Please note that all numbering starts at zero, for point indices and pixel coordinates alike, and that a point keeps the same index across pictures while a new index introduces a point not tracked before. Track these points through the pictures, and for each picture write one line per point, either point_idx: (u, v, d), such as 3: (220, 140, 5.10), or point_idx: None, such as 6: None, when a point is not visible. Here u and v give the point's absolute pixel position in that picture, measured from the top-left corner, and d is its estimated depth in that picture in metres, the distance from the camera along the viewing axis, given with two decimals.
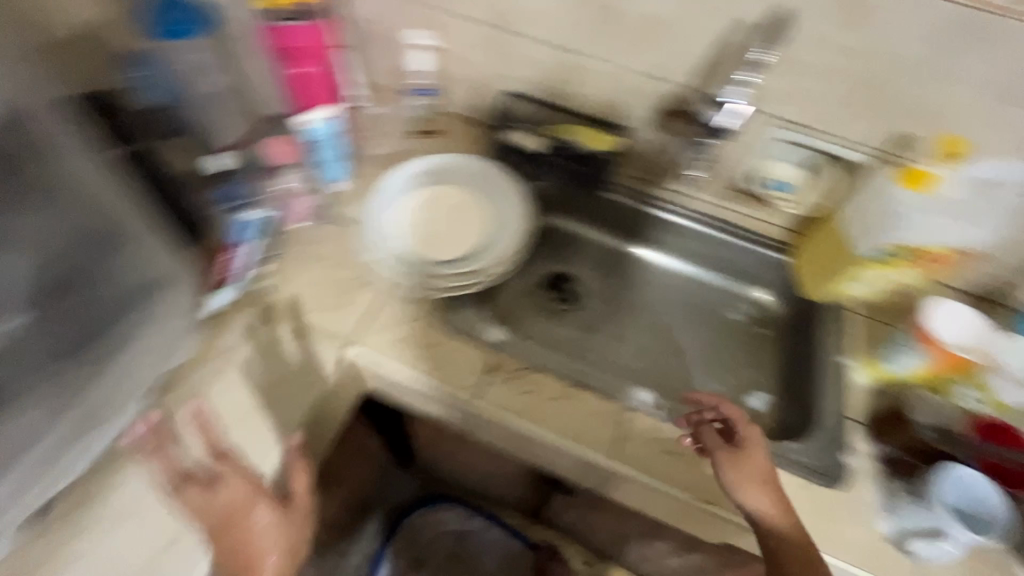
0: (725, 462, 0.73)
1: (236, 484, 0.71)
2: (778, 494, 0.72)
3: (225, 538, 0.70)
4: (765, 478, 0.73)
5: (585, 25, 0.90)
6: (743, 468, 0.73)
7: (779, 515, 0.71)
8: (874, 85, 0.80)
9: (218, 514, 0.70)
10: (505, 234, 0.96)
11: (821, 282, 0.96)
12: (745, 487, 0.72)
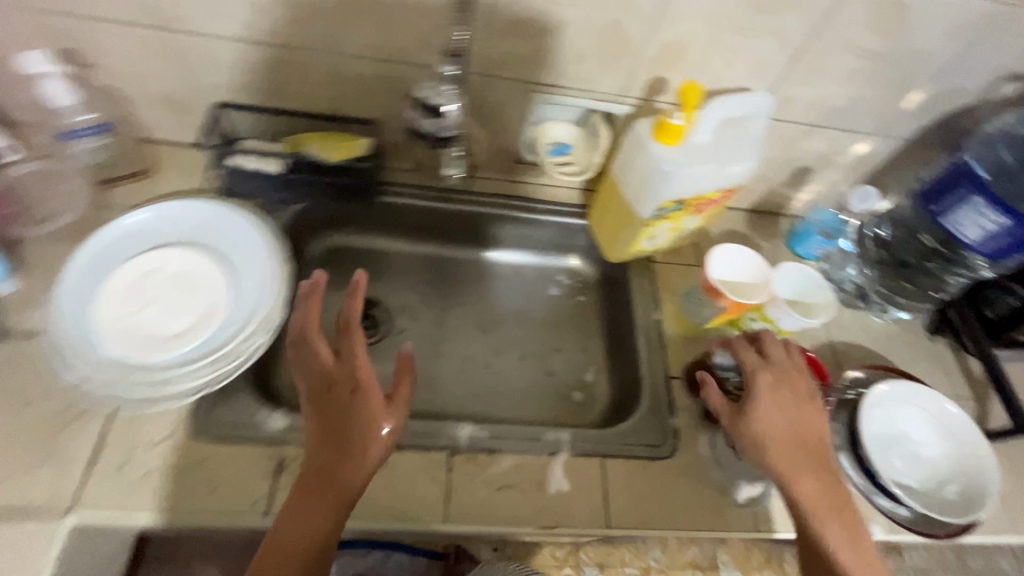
0: (754, 414, 0.67)
1: (348, 385, 0.64)
2: (785, 446, 0.66)
3: (316, 469, 0.61)
4: (784, 437, 0.66)
5: (270, 10, 0.71)
6: (779, 429, 0.67)
7: (795, 474, 0.65)
8: (608, 31, 0.73)
9: (332, 417, 0.63)
10: (250, 291, 0.76)
11: (619, 248, 0.90)
12: (767, 444, 0.66)
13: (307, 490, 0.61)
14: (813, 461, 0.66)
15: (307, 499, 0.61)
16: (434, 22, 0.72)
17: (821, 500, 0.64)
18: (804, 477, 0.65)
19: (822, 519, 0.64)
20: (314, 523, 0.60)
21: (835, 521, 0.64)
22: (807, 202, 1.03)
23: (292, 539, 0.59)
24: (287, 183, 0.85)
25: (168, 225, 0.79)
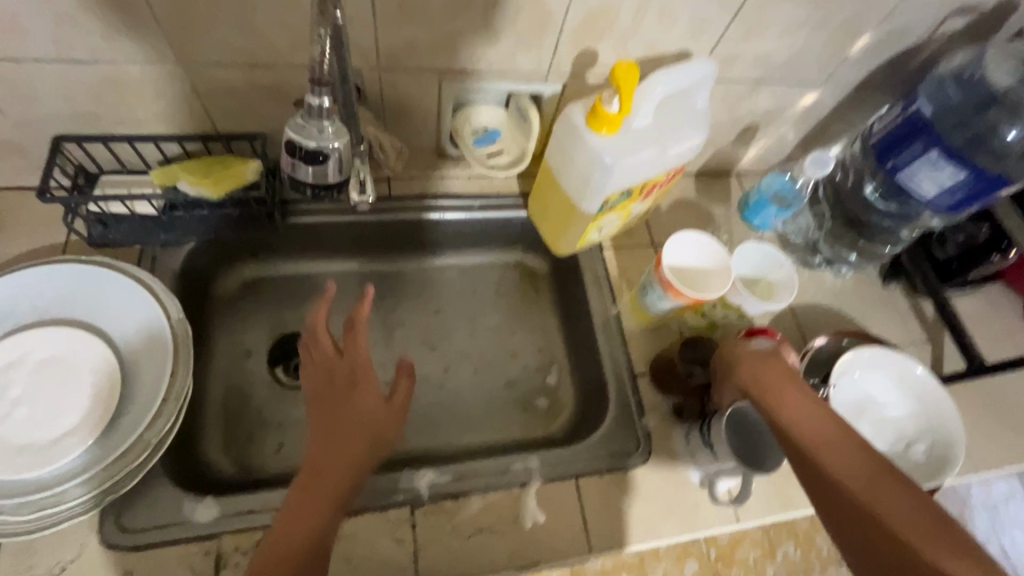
0: (744, 365, 0.64)
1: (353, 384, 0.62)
2: (764, 392, 0.60)
3: (318, 465, 0.56)
4: (774, 374, 0.61)
5: (84, 21, 0.55)
6: (754, 365, 0.63)
7: (780, 403, 0.58)
8: (521, 4, 0.61)
9: (336, 407, 0.60)
10: (143, 368, 0.65)
11: (564, 243, 0.81)
12: (768, 393, 0.60)
13: (308, 488, 0.54)
14: (800, 385, 0.59)
15: (307, 497, 0.53)
16: (305, 13, 0.58)
17: (813, 426, 0.55)
18: (786, 405, 0.58)
19: (825, 453, 0.52)
20: (309, 525, 0.52)
21: (842, 446, 0.53)
22: (756, 157, 0.97)
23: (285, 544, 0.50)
24: (171, 221, 0.73)
25: (20, 305, 0.65)
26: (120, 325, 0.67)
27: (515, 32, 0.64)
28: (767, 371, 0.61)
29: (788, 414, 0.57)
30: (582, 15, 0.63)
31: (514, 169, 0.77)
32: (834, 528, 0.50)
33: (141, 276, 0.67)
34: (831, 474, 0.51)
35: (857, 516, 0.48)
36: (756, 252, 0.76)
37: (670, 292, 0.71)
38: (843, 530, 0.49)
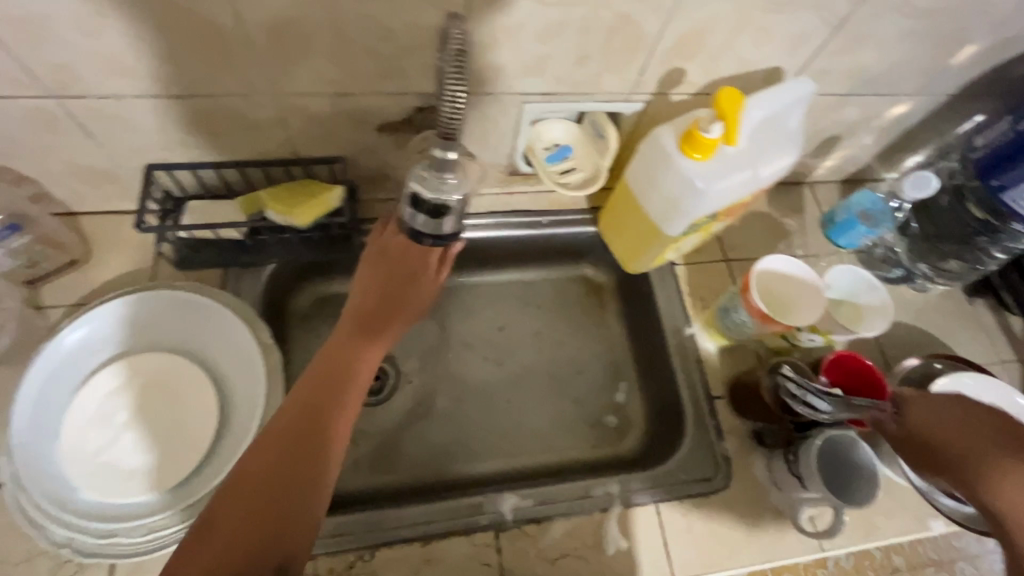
0: (912, 407, 0.62)
1: (375, 269, 0.63)
2: (952, 429, 0.58)
3: (348, 346, 0.59)
4: (952, 413, 0.59)
5: (186, 58, 0.55)
6: (925, 409, 0.61)
7: (956, 439, 0.57)
8: (615, 27, 0.59)
9: (367, 298, 0.62)
10: (238, 393, 0.67)
11: (641, 262, 0.79)
12: (943, 433, 0.58)
13: (327, 371, 0.57)
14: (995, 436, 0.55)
15: (325, 381, 0.56)
16: (397, 43, 0.58)
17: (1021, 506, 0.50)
18: (1004, 485, 0.51)
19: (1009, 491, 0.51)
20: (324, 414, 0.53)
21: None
22: (832, 166, 0.93)
23: (297, 420, 0.52)
24: (256, 244, 0.74)
25: (121, 330, 0.68)
26: (217, 348, 0.69)
27: (605, 54, 0.63)
28: (939, 415, 0.60)
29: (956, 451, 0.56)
30: (675, 35, 0.61)
31: (591, 188, 0.74)
32: None
33: (231, 300, 0.68)
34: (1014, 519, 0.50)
35: None
36: (847, 276, 0.75)
37: (758, 319, 0.70)
38: None
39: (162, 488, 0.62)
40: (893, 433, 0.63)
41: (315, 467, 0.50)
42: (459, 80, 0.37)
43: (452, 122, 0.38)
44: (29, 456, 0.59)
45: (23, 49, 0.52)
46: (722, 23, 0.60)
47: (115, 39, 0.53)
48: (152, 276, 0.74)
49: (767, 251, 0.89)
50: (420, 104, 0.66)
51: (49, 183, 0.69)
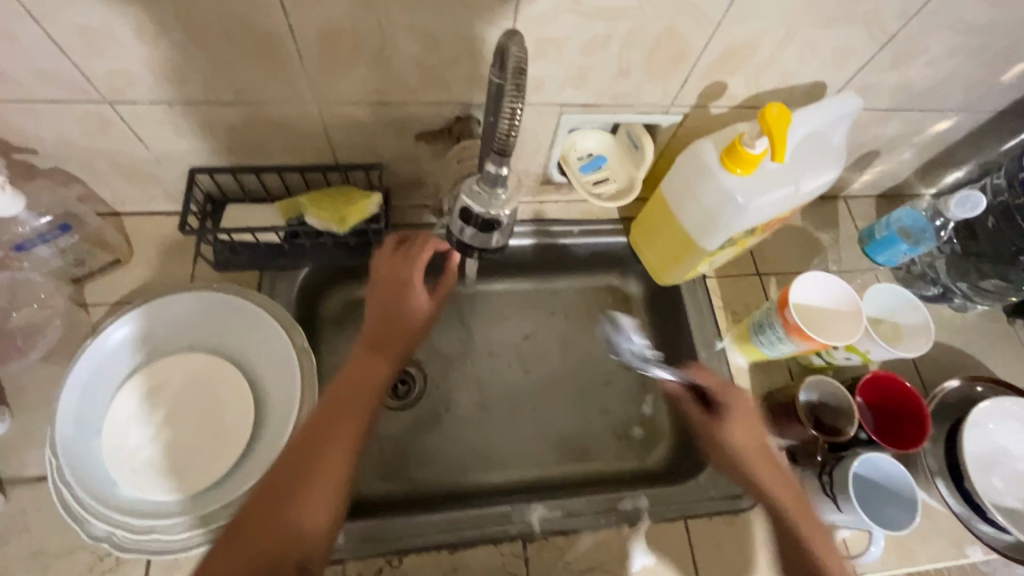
0: (721, 433, 0.66)
1: (388, 285, 0.63)
2: (768, 470, 0.63)
3: (359, 366, 0.58)
4: (750, 445, 0.64)
5: (238, 66, 0.57)
6: (739, 432, 0.65)
7: (749, 460, 0.64)
8: (658, 40, 0.59)
9: (383, 313, 0.61)
10: (273, 394, 0.68)
11: (673, 274, 0.79)
12: (743, 449, 0.64)
13: (342, 390, 0.56)
14: (776, 461, 0.64)
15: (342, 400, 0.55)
16: (442, 54, 0.58)
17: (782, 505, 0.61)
18: (774, 491, 0.62)
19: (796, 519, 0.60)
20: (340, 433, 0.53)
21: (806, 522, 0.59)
22: (869, 181, 0.91)
23: (316, 435, 0.52)
24: (292, 248, 0.76)
25: (162, 331, 0.70)
26: (256, 349, 0.70)
27: (645, 67, 0.63)
28: (749, 446, 0.64)
29: (751, 468, 0.63)
30: (717, 49, 0.61)
31: (621, 200, 0.73)
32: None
33: (268, 302, 0.70)
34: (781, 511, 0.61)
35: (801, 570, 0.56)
36: (885, 294, 0.73)
37: (794, 335, 0.68)
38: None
39: (199, 487, 0.63)
40: (693, 417, 0.68)
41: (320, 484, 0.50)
42: (518, 95, 0.38)
43: (508, 136, 0.39)
44: (76, 450, 0.61)
45: (84, 56, 0.54)
46: (765, 37, 0.60)
47: (172, 47, 0.54)
48: (190, 277, 0.75)
49: (801, 266, 0.88)
50: (459, 113, 0.67)
51: (96, 184, 0.71)
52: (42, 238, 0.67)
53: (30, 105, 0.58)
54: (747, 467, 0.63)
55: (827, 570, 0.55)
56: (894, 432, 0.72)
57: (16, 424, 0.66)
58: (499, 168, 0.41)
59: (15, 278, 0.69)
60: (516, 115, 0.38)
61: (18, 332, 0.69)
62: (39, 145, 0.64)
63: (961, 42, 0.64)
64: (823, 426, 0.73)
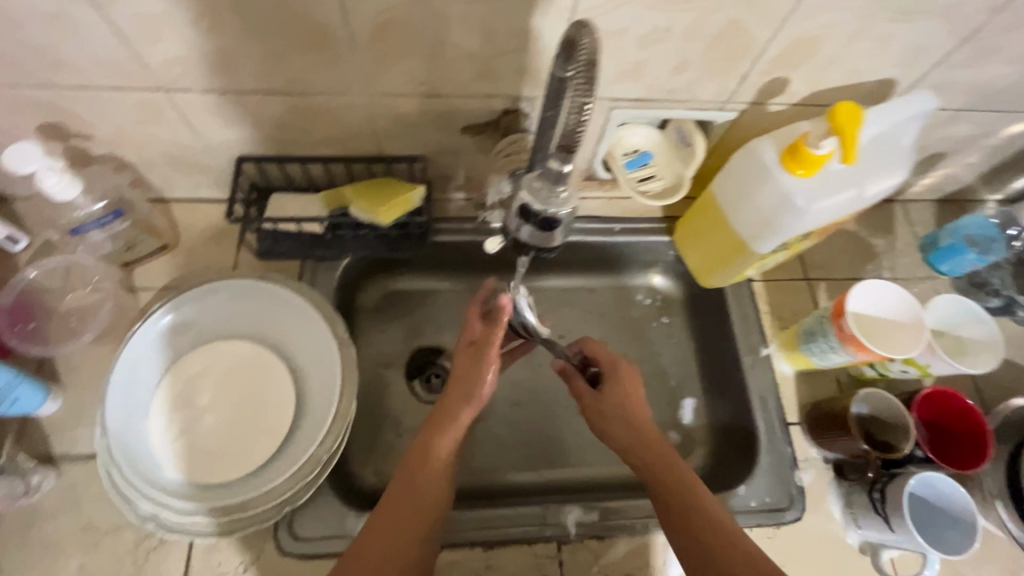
0: (599, 403, 0.65)
1: (466, 370, 0.61)
2: (644, 443, 0.61)
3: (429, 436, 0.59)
4: (637, 412, 0.64)
5: (290, 56, 0.57)
6: (608, 403, 0.65)
7: (623, 426, 0.63)
8: (721, 33, 0.57)
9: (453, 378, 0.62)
10: (312, 384, 0.68)
11: (717, 277, 0.76)
12: (615, 418, 0.64)
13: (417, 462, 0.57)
14: (647, 427, 0.62)
15: (418, 474, 0.57)
16: (494, 45, 0.57)
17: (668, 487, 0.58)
18: (642, 463, 0.60)
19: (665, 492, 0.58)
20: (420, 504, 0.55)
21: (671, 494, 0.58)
22: (929, 185, 0.87)
23: (392, 508, 0.54)
24: (334, 238, 0.75)
25: (206, 318, 0.71)
26: (296, 339, 0.71)
27: (704, 61, 0.60)
28: (623, 425, 0.63)
29: (623, 434, 0.63)
30: (782, 43, 0.58)
31: (667, 198, 0.70)
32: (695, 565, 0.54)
33: (309, 293, 0.70)
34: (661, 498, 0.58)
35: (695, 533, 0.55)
36: (951, 305, 0.70)
37: (850, 346, 0.66)
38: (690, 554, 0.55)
39: (240, 473, 0.64)
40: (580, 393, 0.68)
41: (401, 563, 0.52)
42: (588, 93, 0.38)
43: (573, 136, 0.38)
44: (125, 431, 0.62)
45: (142, 44, 0.54)
46: (835, 32, 0.57)
47: (227, 37, 0.54)
48: (233, 265, 0.76)
49: (852, 272, 0.84)
50: (507, 106, 0.65)
51: (146, 171, 0.72)
52: (97, 223, 0.67)
53: (89, 92, 0.59)
54: (622, 432, 0.63)
55: (699, 536, 0.54)
56: (950, 450, 0.69)
57: (67, 403, 0.67)
58: (560, 168, 0.40)
59: (69, 261, 0.72)
60: (583, 114, 0.37)
61: (70, 314, 0.71)
62: (95, 131, 0.65)
63: None
64: (874, 441, 0.70)
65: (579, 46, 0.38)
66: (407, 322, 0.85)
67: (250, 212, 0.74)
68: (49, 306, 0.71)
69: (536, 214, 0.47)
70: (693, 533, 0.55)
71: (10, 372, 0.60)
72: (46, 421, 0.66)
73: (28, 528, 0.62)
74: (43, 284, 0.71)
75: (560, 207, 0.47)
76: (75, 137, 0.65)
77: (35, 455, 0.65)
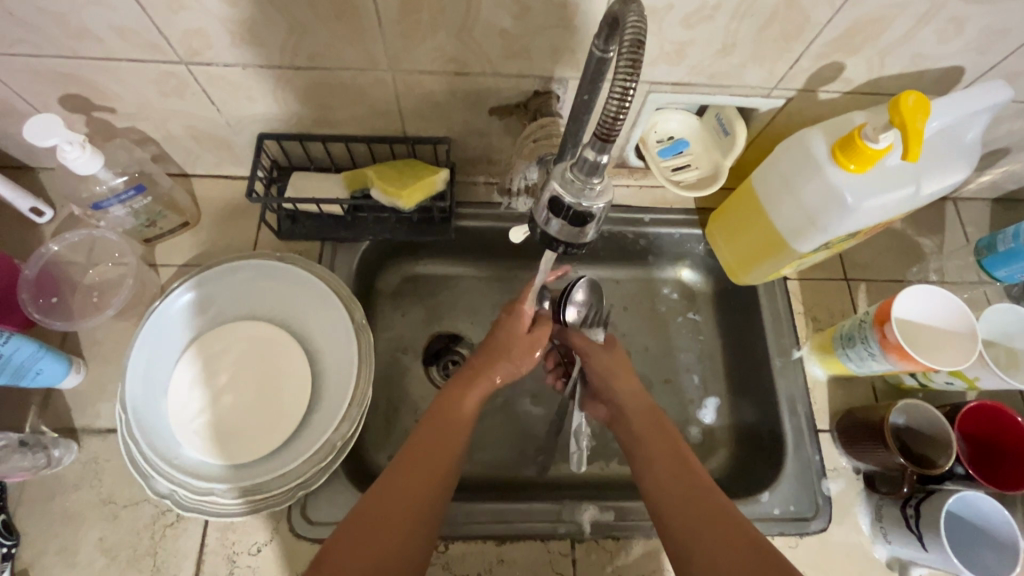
0: (596, 354, 0.69)
1: (503, 347, 0.66)
2: (637, 404, 0.64)
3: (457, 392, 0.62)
4: (622, 375, 0.67)
5: (315, 28, 0.54)
6: (604, 357, 0.69)
7: (620, 382, 0.66)
8: (775, 13, 0.52)
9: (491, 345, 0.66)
10: (329, 369, 0.68)
11: (750, 275, 0.72)
12: (614, 374, 0.67)
13: (428, 443, 0.57)
14: (632, 382, 0.66)
15: (427, 451, 0.56)
16: (529, 22, 0.54)
17: (655, 444, 0.59)
18: (629, 425, 0.62)
19: (651, 444, 0.59)
20: (425, 485, 0.54)
21: (659, 445, 0.59)
22: (986, 183, 0.81)
23: (419, 450, 0.56)
24: (354, 220, 0.74)
25: (227, 297, 0.70)
26: (314, 321, 0.70)
27: (753, 45, 0.56)
28: (623, 384, 0.66)
29: (622, 389, 0.65)
30: (842, 25, 0.54)
31: (702, 190, 0.66)
32: (682, 514, 0.53)
33: (328, 276, 0.69)
34: (648, 453, 0.59)
35: (687, 487, 0.54)
36: (1004, 314, 0.66)
37: (892, 355, 0.63)
38: (677, 503, 0.54)
39: (256, 454, 0.64)
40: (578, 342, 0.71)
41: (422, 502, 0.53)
42: (631, 74, 0.33)
43: (614, 122, 0.34)
44: (143, 410, 0.62)
45: (163, 14, 0.52)
46: (903, 11, 0.52)
47: (249, 7, 0.52)
48: (252, 245, 0.75)
49: (895, 272, 0.80)
50: (538, 88, 0.63)
51: (167, 145, 0.71)
52: (118, 198, 0.66)
53: (111, 63, 0.58)
54: (621, 389, 0.66)
55: (688, 484, 0.55)
56: (993, 467, 0.65)
57: (89, 376, 0.68)
58: (597, 157, 0.36)
59: (93, 235, 0.72)
60: (627, 96, 0.33)
61: (93, 288, 0.71)
62: (117, 103, 0.64)
63: None
64: (910, 455, 0.66)
65: (626, 22, 0.35)
66: (428, 306, 0.83)
67: (270, 190, 0.72)
68: (73, 280, 0.71)
69: (567, 210, 0.39)
70: (679, 490, 0.55)
71: (33, 345, 0.60)
72: (68, 394, 0.67)
73: (50, 498, 0.63)
74: (67, 257, 0.71)
75: (598, 201, 0.39)
76: (97, 109, 0.65)
77: (58, 426, 0.65)
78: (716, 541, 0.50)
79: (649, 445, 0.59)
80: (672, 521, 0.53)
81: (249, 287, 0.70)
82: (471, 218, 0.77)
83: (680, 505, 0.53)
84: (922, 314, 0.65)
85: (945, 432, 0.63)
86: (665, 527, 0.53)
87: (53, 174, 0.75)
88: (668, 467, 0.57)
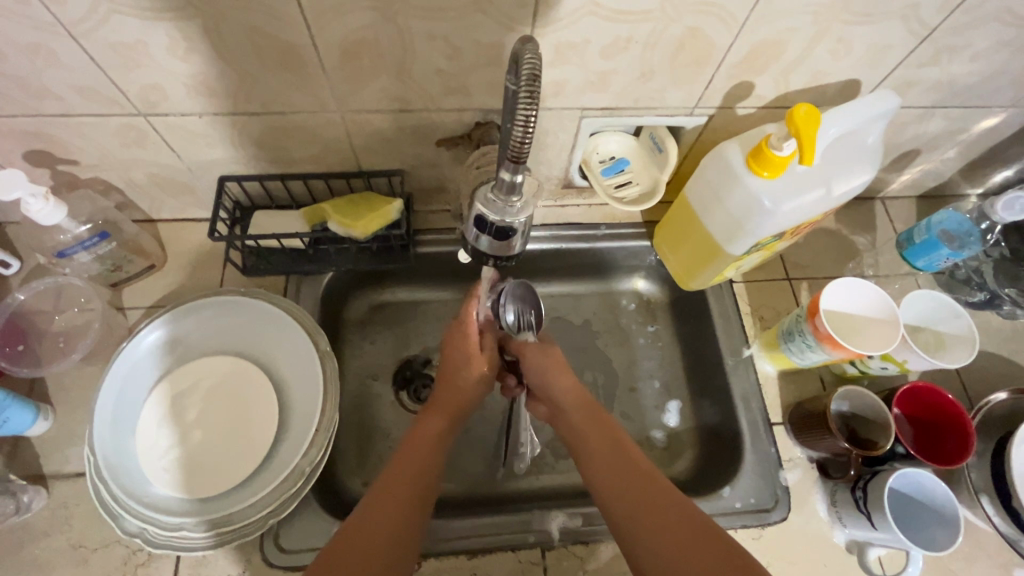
0: (529, 355, 0.70)
1: (453, 360, 0.69)
2: (573, 401, 0.65)
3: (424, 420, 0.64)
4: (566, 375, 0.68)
5: (262, 77, 0.58)
6: (537, 358, 0.69)
7: (559, 382, 0.67)
8: (683, 41, 0.58)
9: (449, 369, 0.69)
10: (297, 397, 0.70)
11: (696, 280, 0.76)
12: (548, 373, 0.68)
13: (402, 465, 0.59)
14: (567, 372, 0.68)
15: (396, 478, 0.57)
16: (463, 62, 0.59)
17: (601, 441, 0.61)
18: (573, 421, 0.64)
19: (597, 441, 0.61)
20: (395, 510, 0.55)
21: (605, 440, 0.61)
22: (908, 181, 0.87)
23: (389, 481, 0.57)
24: (316, 253, 0.77)
25: (195, 335, 0.72)
26: (281, 351, 0.72)
27: (669, 72, 0.62)
28: (553, 377, 0.67)
29: (565, 390, 0.66)
30: (744, 49, 0.60)
31: (644, 203, 0.70)
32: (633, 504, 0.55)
33: (293, 308, 0.71)
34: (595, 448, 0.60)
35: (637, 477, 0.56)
36: (926, 300, 0.71)
37: (826, 344, 0.67)
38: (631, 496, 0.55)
39: (227, 486, 0.65)
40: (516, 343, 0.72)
41: (395, 527, 0.54)
42: (531, 103, 0.37)
43: (522, 145, 0.38)
44: (114, 450, 0.63)
45: (119, 71, 0.56)
46: (796, 34, 0.58)
47: (201, 62, 0.56)
48: (220, 283, 0.77)
49: (833, 270, 0.85)
50: (479, 119, 0.67)
51: (132, 193, 0.74)
52: (82, 245, 0.69)
53: (74, 119, 0.62)
54: (564, 390, 0.66)
55: (636, 473, 0.57)
56: (935, 446, 0.68)
57: (58, 422, 0.69)
58: (513, 177, 0.41)
59: (59, 283, 0.73)
60: (530, 122, 0.37)
61: (61, 334, 0.72)
62: (81, 155, 0.67)
63: (998, 36, 0.61)
64: (856, 439, 0.69)
65: (525, 59, 0.38)
66: (396, 330, 0.86)
67: (234, 231, 0.75)
68: (40, 327, 0.73)
69: (490, 225, 0.44)
70: (632, 496, 0.55)
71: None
72: (37, 440, 0.68)
73: (20, 547, 0.63)
74: (33, 306, 0.73)
75: (518, 216, 0.43)
76: (60, 163, 0.68)
77: (26, 474, 0.66)
78: (677, 537, 0.51)
79: (599, 441, 0.61)
80: (622, 521, 0.54)
81: (216, 322, 0.73)
82: (430, 243, 0.81)
83: (631, 500, 0.55)
84: (856, 298, 0.69)
85: (884, 415, 0.67)
86: (619, 528, 0.54)
87: (20, 228, 0.77)
88: (613, 466, 0.58)
